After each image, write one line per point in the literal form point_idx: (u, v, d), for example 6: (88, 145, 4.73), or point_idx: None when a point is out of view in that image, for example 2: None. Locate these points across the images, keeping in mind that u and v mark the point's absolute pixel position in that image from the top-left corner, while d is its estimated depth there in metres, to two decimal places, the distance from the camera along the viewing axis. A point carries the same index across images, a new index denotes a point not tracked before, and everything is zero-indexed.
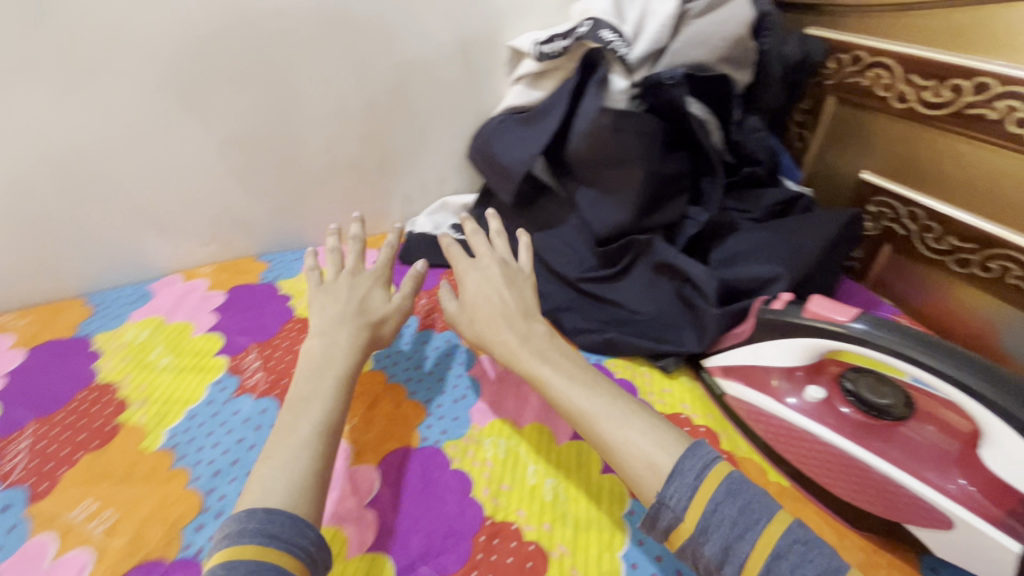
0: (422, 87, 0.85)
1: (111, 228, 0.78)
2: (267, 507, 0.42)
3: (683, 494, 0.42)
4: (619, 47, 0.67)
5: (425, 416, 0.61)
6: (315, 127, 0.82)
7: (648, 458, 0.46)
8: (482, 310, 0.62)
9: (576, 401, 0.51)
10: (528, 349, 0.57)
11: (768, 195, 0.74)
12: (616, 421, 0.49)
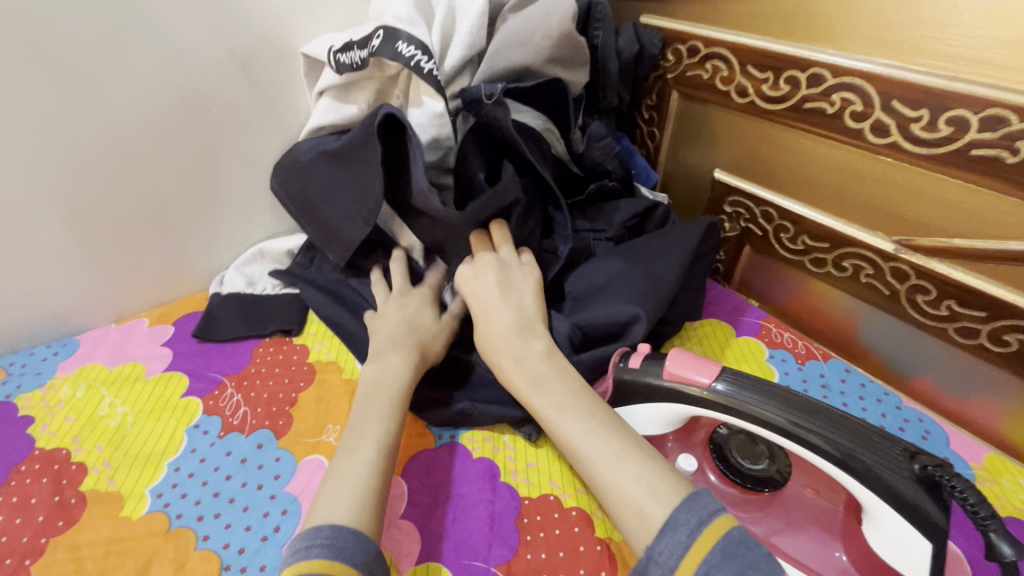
0: (193, 113, 0.66)
1: None
2: (334, 522, 0.39)
3: (673, 552, 0.34)
4: (425, 63, 0.56)
5: (219, 573, 0.45)
6: (42, 182, 0.60)
7: (637, 506, 0.38)
8: (484, 328, 0.52)
9: (571, 436, 0.43)
10: (523, 372, 0.48)
11: (619, 211, 0.65)
12: (611, 461, 0.41)
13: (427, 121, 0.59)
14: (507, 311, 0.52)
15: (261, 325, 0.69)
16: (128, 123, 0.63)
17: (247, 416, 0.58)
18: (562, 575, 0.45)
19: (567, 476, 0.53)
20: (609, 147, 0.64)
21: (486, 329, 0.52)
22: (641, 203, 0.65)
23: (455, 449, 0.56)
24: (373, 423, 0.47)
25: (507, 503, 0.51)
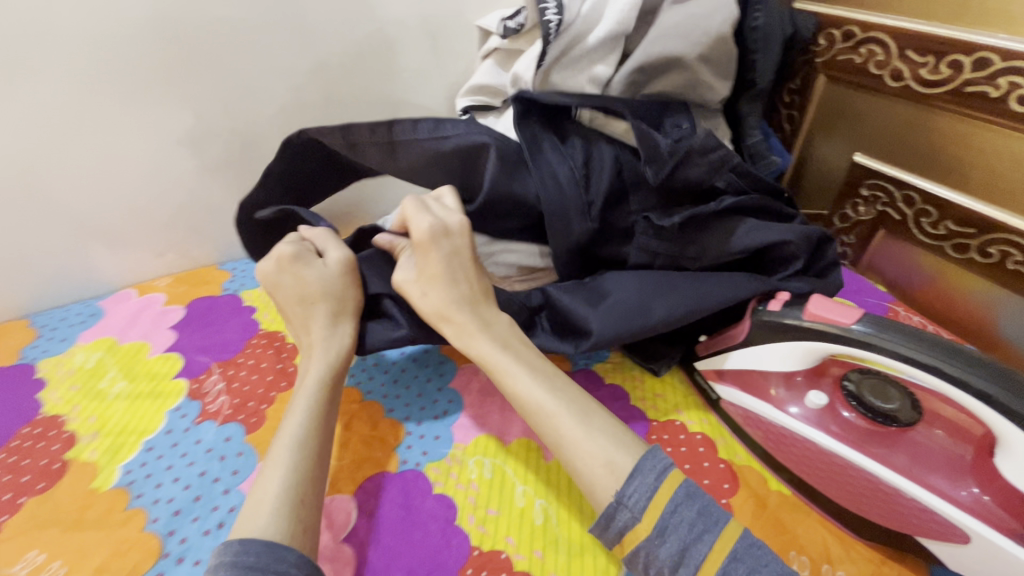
0: (384, 75, 0.79)
1: (50, 244, 0.71)
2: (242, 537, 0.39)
3: (643, 495, 0.40)
4: (551, 15, 0.63)
5: (405, 435, 0.57)
6: (275, 125, 0.76)
7: (606, 458, 0.43)
8: (439, 291, 0.54)
9: (533, 396, 0.49)
10: (489, 334, 0.53)
11: (738, 235, 0.59)
12: (578, 415, 0.47)
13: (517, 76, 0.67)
14: (459, 283, 0.55)
15: None
16: (340, 79, 0.76)
17: None
18: None
19: (692, 407, 0.59)
20: (715, 163, 0.59)
21: (436, 291, 0.54)
22: (777, 232, 0.58)
23: (588, 373, 0.62)
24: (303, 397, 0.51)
25: (638, 421, 0.57)
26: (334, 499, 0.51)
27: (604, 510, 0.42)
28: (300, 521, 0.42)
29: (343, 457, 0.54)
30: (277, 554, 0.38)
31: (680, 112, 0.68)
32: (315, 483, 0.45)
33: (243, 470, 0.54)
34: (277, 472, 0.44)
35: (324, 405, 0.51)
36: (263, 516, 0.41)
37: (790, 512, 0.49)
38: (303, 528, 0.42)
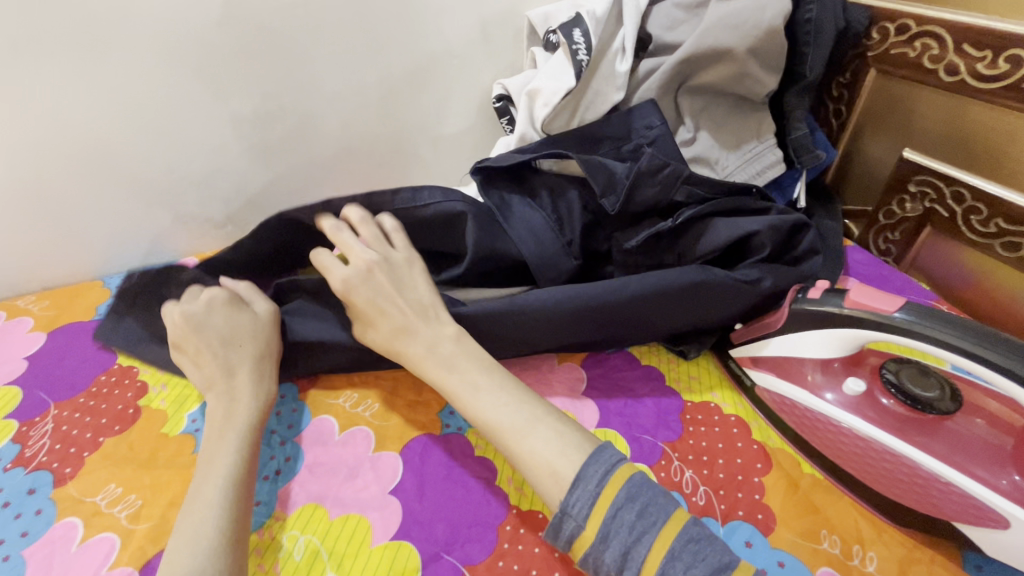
0: (439, 62, 0.81)
1: (123, 212, 0.76)
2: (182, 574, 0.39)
3: (584, 503, 0.42)
4: (580, 51, 0.70)
5: (447, 402, 0.59)
6: (332, 106, 0.78)
7: (551, 467, 0.44)
8: (387, 322, 0.55)
9: (485, 414, 0.49)
10: (432, 360, 0.53)
11: (708, 236, 0.61)
12: (520, 431, 0.47)
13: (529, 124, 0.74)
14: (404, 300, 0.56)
15: None
16: (395, 63, 0.78)
17: None
18: (721, 460, 0.53)
19: (726, 391, 0.59)
20: (667, 179, 0.61)
21: (388, 318, 0.55)
22: (745, 226, 0.60)
23: (623, 354, 0.64)
24: (233, 432, 0.50)
25: (672, 401, 0.58)
26: (381, 455, 0.54)
27: (552, 522, 0.43)
28: (236, 558, 0.42)
29: (390, 418, 0.58)
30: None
31: (648, 110, 0.70)
32: (244, 512, 0.45)
33: (298, 424, 0.57)
34: (209, 511, 0.43)
35: (239, 438, 0.50)
36: (186, 554, 0.40)
37: (822, 494, 0.50)
38: (240, 564, 0.42)
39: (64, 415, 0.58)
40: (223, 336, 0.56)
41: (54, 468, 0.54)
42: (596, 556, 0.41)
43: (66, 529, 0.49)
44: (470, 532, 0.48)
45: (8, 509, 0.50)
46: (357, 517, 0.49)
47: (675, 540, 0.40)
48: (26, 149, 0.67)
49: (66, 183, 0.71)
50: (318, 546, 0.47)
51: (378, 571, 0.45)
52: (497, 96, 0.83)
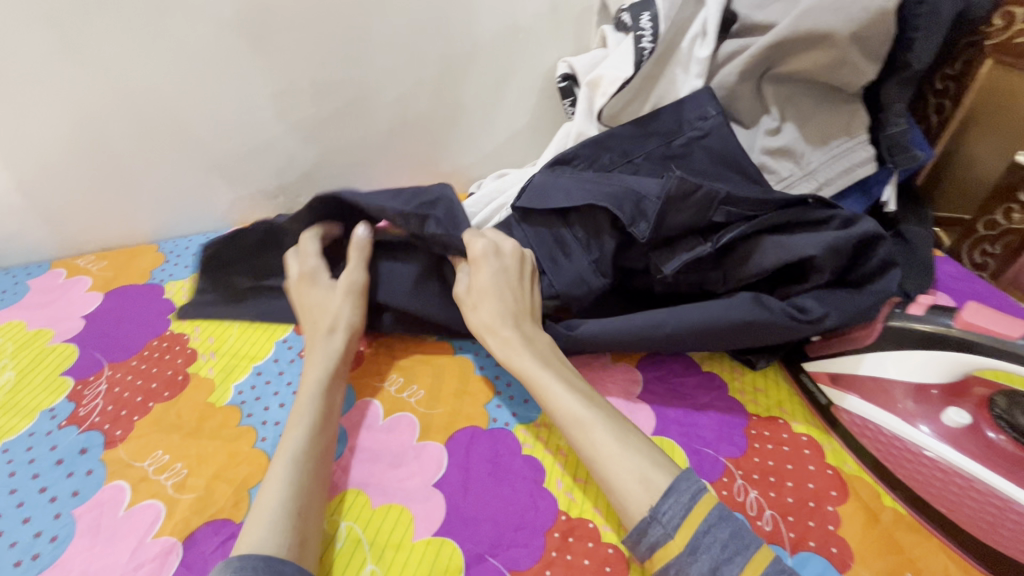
0: (503, 36, 0.77)
1: (180, 177, 0.76)
2: (259, 552, 0.38)
3: (678, 513, 0.39)
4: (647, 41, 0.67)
5: (495, 394, 0.57)
6: (389, 78, 0.75)
7: (640, 472, 0.42)
8: (488, 307, 0.53)
9: (574, 408, 0.46)
10: (531, 349, 0.51)
11: (755, 258, 0.54)
12: (614, 430, 0.45)
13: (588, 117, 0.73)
14: (502, 297, 0.53)
15: None
16: (457, 36, 0.75)
17: None
18: (790, 483, 0.48)
19: (797, 407, 0.54)
20: (701, 202, 0.54)
21: (486, 305, 0.53)
22: (796, 249, 0.52)
23: (683, 359, 0.60)
24: (308, 410, 0.49)
25: (737, 413, 0.54)
26: (426, 445, 0.52)
27: (636, 525, 0.40)
28: (299, 533, 0.41)
29: (435, 407, 0.56)
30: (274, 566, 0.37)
31: (701, 100, 0.64)
32: (314, 488, 0.44)
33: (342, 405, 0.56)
34: (275, 485, 0.43)
35: (316, 415, 0.49)
36: (255, 530, 0.39)
37: (907, 533, 0.45)
38: (301, 539, 0.41)
39: (117, 377, 0.59)
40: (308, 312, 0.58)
41: (105, 429, 0.54)
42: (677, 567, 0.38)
43: (114, 492, 0.49)
44: (517, 535, 0.45)
45: (61, 466, 0.51)
46: (400, 508, 0.47)
47: (769, 566, 0.37)
48: (90, 110, 0.67)
49: (125, 145, 0.71)
50: (359, 535, 0.45)
51: (420, 567, 0.43)
52: (562, 75, 0.78)
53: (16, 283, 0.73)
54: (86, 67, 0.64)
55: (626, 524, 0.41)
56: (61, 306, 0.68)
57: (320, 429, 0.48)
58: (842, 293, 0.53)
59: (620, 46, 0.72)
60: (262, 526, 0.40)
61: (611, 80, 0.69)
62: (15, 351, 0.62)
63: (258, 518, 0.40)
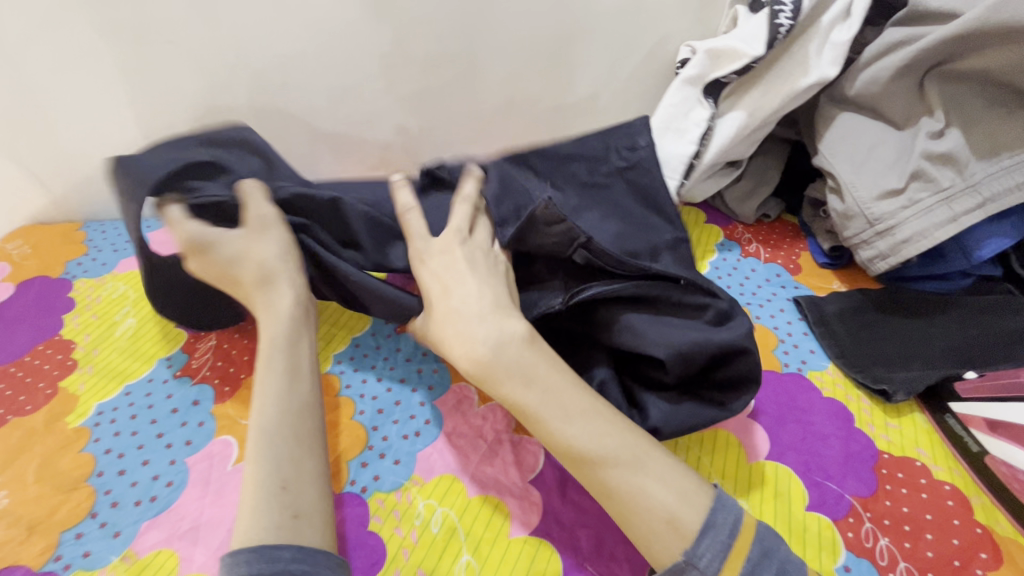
0: (625, 14, 0.72)
1: (290, 143, 0.77)
2: (245, 545, 0.37)
3: (717, 555, 0.37)
4: (789, 19, 0.61)
5: None
6: (502, 54, 0.73)
7: (668, 513, 0.38)
8: (455, 297, 0.47)
9: (575, 441, 0.41)
10: (508, 359, 0.44)
11: (616, 331, 0.49)
12: (628, 466, 0.40)
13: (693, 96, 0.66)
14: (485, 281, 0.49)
15: (723, 208, 0.75)
16: (578, 13, 0.71)
17: None
18: (928, 535, 0.43)
19: (938, 450, 0.49)
20: (565, 234, 0.50)
21: (457, 291, 0.47)
22: (647, 343, 0.47)
23: (802, 381, 0.55)
24: (288, 371, 0.47)
25: (865, 448, 0.49)
26: (524, 439, 0.50)
27: (668, 567, 0.37)
28: (289, 506, 0.39)
29: None
30: (267, 556, 0.36)
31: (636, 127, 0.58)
32: (302, 458, 0.42)
33: (437, 386, 0.55)
34: (251, 466, 0.41)
35: (282, 378, 0.46)
36: (245, 511, 0.39)
37: None
38: (293, 512, 0.39)
39: (227, 334, 0.61)
40: (227, 279, 0.51)
41: (215, 384, 0.56)
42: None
43: (224, 447, 0.51)
44: (618, 547, 0.43)
45: (176, 415, 0.53)
46: (495, 501, 0.46)
47: None
48: (215, 73, 0.69)
49: (243, 109, 0.73)
50: (455, 523, 0.45)
51: (517, 566, 0.42)
52: (682, 61, 0.73)
53: None
54: (218, 31, 0.66)
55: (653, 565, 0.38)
56: None
57: (290, 393, 0.45)
58: (688, 404, 0.48)
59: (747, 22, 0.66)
60: (252, 509, 0.39)
61: (732, 59, 0.64)
62: (137, 299, 0.66)
63: (245, 502, 0.39)
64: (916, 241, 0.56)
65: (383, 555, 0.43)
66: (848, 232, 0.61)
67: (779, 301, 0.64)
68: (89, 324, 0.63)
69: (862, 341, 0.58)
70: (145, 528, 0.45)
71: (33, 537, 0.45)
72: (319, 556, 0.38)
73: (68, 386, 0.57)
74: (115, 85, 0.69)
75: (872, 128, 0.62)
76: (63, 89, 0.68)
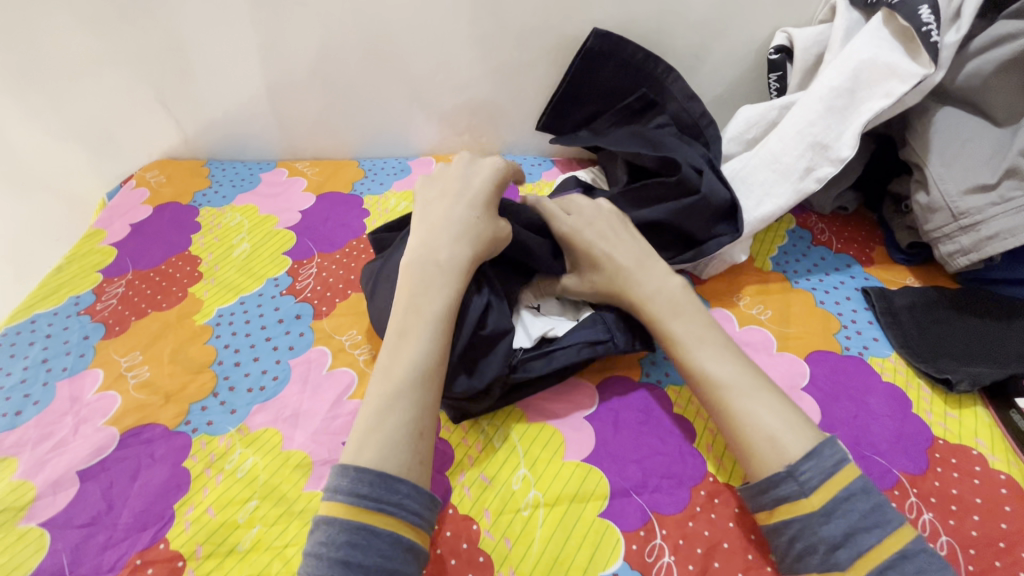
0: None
1: (389, 103, 0.84)
2: (372, 466, 0.39)
3: (817, 475, 0.40)
4: (935, 32, 0.58)
5: (649, 351, 0.58)
6: (594, 30, 0.76)
7: (770, 431, 0.42)
8: (606, 253, 0.54)
9: (704, 366, 0.47)
10: (663, 298, 0.51)
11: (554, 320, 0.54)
12: (740, 392, 0.45)
13: (822, 113, 0.60)
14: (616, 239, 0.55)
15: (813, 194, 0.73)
16: None
17: (713, 293, 0.64)
18: (975, 516, 0.44)
19: (998, 442, 0.50)
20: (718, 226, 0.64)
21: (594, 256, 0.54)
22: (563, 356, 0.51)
23: (861, 364, 0.56)
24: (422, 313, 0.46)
25: (919, 431, 0.50)
26: (582, 381, 0.55)
27: (768, 478, 0.41)
28: (418, 454, 0.41)
29: None
30: (388, 485, 0.39)
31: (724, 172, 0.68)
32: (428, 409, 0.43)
33: None
34: (392, 408, 0.42)
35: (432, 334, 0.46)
36: (372, 446, 0.40)
37: None
38: (419, 459, 0.41)
39: (326, 264, 0.69)
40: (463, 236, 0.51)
41: (314, 304, 0.64)
42: (789, 498, 0.40)
43: (319, 355, 0.58)
44: (663, 482, 0.47)
45: (282, 325, 0.61)
46: (552, 430, 0.51)
47: (911, 542, 0.38)
48: (334, 34, 0.77)
49: (353, 67, 0.80)
50: (515, 442, 0.50)
51: (569, 482, 0.47)
52: (776, 46, 0.72)
53: (252, 174, 0.87)
54: None
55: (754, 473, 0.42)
56: (284, 199, 0.81)
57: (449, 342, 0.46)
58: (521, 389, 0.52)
59: (872, 26, 0.62)
60: (364, 434, 0.41)
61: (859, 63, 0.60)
62: (250, 228, 0.75)
63: (376, 431, 0.41)
64: (1002, 237, 0.55)
65: (451, 457, 0.49)
66: (930, 225, 0.60)
67: (846, 289, 0.64)
68: (212, 245, 0.73)
69: (928, 334, 0.58)
70: (255, 410, 0.53)
71: (168, 404, 0.54)
72: (427, 498, 0.40)
73: (195, 292, 0.66)
74: (247, 38, 0.77)
75: (970, 122, 0.61)
76: (206, 38, 0.78)
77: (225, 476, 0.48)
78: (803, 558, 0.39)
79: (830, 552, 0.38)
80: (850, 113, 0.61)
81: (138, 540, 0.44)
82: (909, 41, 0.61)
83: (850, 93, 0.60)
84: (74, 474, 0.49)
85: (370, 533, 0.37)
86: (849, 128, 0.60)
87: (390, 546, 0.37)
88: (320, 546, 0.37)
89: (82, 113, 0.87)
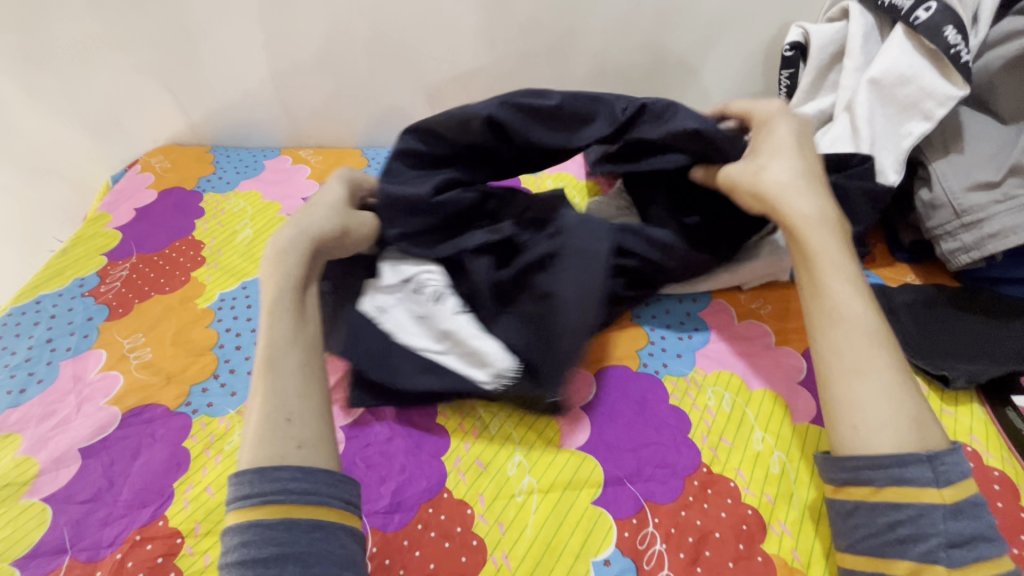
0: None
1: (394, 94, 0.85)
2: (247, 465, 0.38)
3: (960, 471, 0.38)
4: (964, 54, 0.57)
5: (648, 343, 0.58)
6: (600, 22, 0.76)
7: (913, 413, 0.40)
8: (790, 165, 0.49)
9: (859, 315, 0.43)
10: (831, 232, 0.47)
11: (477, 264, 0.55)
12: (890, 359, 0.42)
13: (864, 135, 0.60)
14: (800, 156, 0.50)
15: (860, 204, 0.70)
16: None
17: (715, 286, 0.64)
18: None
19: (993, 440, 0.50)
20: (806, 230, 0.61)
21: (780, 163, 0.49)
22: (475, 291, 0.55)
23: None
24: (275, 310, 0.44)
25: None
26: (579, 369, 0.55)
27: (896, 454, 0.38)
28: (295, 437, 0.39)
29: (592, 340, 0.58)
30: (269, 476, 0.37)
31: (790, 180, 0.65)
32: (310, 394, 0.41)
33: None
34: (257, 400, 0.40)
35: (288, 320, 0.44)
36: (247, 447, 0.39)
37: None
38: (298, 442, 0.39)
39: None
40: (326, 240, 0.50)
41: None
42: (919, 483, 0.37)
43: None
44: (656, 471, 0.47)
45: None
46: (548, 418, 0.51)
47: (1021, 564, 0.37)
48: (341, 25, 0.77)
49: (357, 58, 0.80)
50: (510, 430, 0.50)
51: (564, 470, 0.47)
52: (791, 42, 0.72)
53: (256, 161, 0.87)
54: None
55: (843, 444, 0.41)
56: (288, 186, 0.81)
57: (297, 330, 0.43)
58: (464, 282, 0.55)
59: (894, 41, 0.62)
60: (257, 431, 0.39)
61: (887, 84, 0.60)
62: (253, 215, 0.76)
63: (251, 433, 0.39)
64: (1005, 236, 0.54)
65: (447, 443, 0.49)
66: (932, 222, 0.60)
67: None
68: (215, 230, 0.74)
69: (928, 331, 0.58)
70: None
71: (170, 385, 0.55)
72: (320, 475, 0.38)
73: (198, 276, 0.67)
74: (254, 27, 0.78)
75: (976, 120, 0.61)
76: (216, 28, 0.78)
77: (224, 457, 0.49)
78: (905, 544, 0.37)
79: (950, 550, 0.36)
80: (890, 136, 0.61)
81: (138, 516, 0.45)
82: (936, 60, 0.59)
83: (885, 116, 0.61)
84: (75, 452, 0.49)
85: (261, 526, 0.36)
86: (892, 154, 0.60)
87: (286, 531, 0.36)
88: (226, 554, 0.36)
89: (88, 96, 0.88)
